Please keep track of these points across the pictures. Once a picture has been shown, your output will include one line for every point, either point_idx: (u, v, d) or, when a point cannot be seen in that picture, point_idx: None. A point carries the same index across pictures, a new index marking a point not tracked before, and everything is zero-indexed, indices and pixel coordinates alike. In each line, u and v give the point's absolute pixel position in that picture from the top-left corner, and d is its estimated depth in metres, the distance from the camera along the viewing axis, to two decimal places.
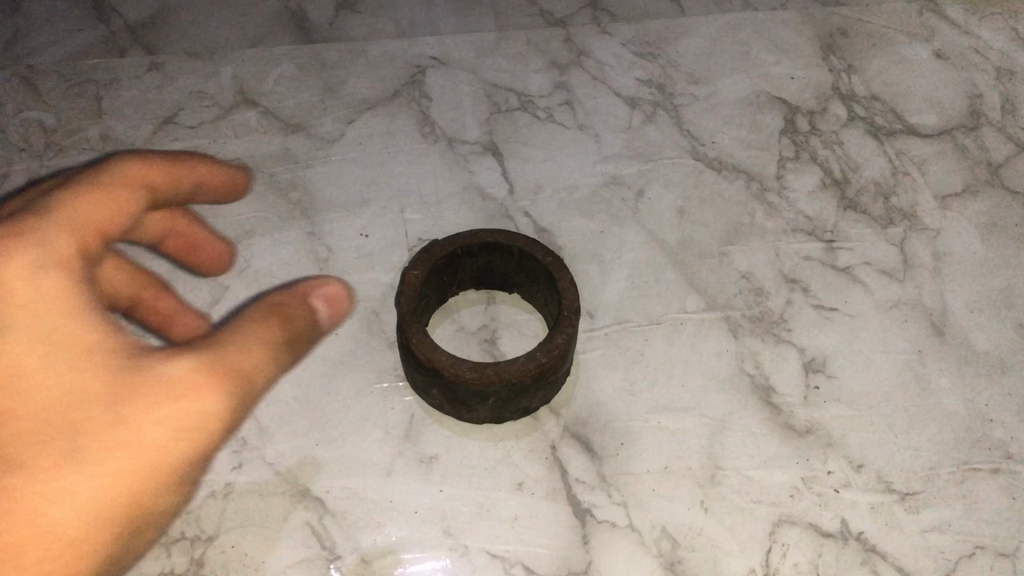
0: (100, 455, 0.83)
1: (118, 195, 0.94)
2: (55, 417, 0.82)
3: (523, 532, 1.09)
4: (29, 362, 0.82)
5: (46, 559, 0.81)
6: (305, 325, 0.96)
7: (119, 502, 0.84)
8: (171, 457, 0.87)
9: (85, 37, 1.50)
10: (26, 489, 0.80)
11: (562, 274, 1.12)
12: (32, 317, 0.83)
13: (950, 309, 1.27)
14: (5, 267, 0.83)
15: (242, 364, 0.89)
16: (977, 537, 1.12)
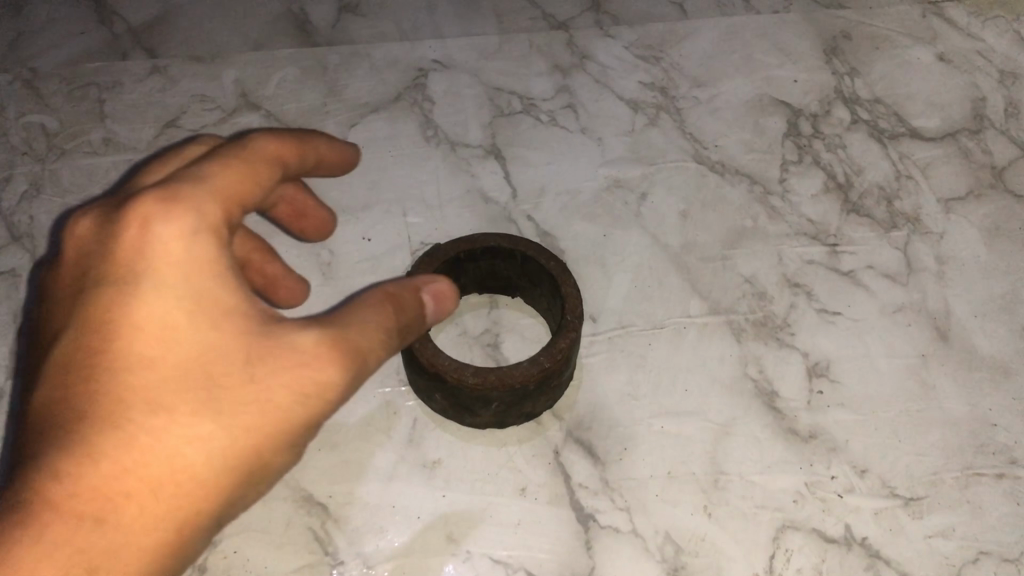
0: (228, 413, 0.81)
1: (267, 155, 0.91)
2: (189, 375, 0.81)
3: (526, 538, 1.09)
4: (169, 318, 0.81)
5: (166, 509, 0.80)
6: (419, 316, 0.92)
7: (237, 463, 0.82)
8: (294, 425, 0.84)
9: (87, 39, 1.50)
10: (151, 441, 0.79)
11: (564, 278, 1.12)
12: (165, 270, 0.82)
13: (954, 313, 1.27)
14: (161, 223, 0.82)
15: (363, 342, 0.86)
16: (981, 542, 1.12)
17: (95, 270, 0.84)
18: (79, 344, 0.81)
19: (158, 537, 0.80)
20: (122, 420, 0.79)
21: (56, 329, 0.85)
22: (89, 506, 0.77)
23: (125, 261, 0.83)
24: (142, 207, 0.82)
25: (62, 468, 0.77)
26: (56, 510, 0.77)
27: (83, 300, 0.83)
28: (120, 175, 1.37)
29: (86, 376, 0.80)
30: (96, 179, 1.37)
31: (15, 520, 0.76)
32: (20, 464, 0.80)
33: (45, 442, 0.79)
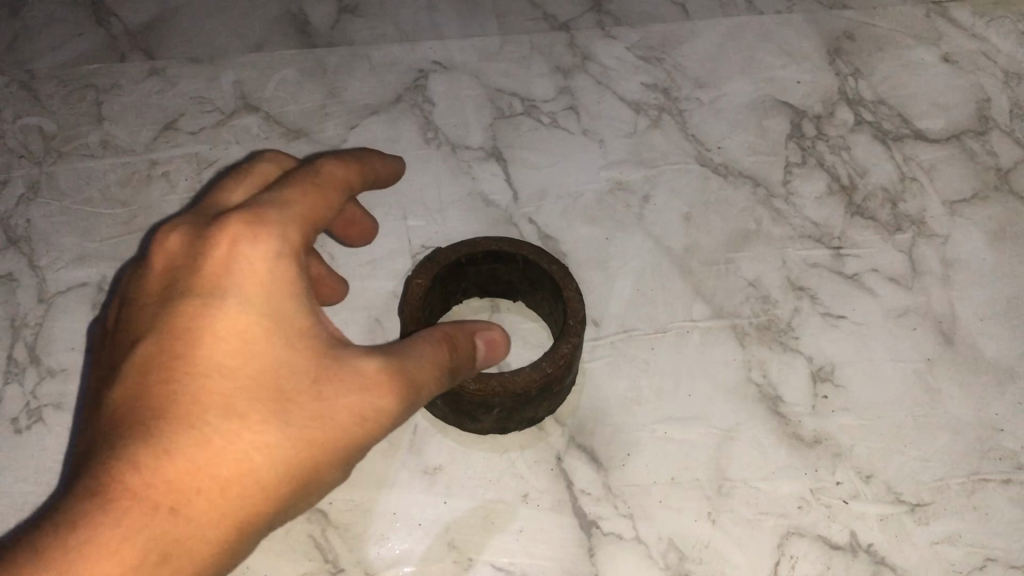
0: (296, 426, 0.82)
1: (342, 187, 0.94)
2: (264, 385, 0.82)
3: (528, 545, 1.08)
4: (248, 330, 0.82)
5: (231, 511, 0.80)
6: (471, 359, 0.95)
7: (301, 475, 0.83)
8: (355, 445, 0.84)
9: (84, 41, 1.49)
10: (226, 443, 0.80)
11: (566, 282, 1.11)
12: (249, 284, 0.83)
13: (959, 317, 1.26)
14: (248, 242, 0.84)
15: (424, 373, 0.88)
16: (988, 548, 1.11)
17: (177, 278, 0.85)
18: (160, 346, 0.82)
19: (221, 536, 0.80)
20: (200, 421, 0.80)
21: (130, 331, 0.85)
22: (161, 500, 0.77)
23: (209, 273, 0.84)
24: (230, 225, 0.84)
25: (139, 461, 0.78)
26: (128, 500, 0.77)
27: (163, 307, 0.84)
28: (118, 178, 1.36)
29: (167, 377, 0.81)
30: (94, 182, 1.36)
31: (86, 506, 0.76)
32: (90, 455, 0.80)
33: (120, 436, 0.79)
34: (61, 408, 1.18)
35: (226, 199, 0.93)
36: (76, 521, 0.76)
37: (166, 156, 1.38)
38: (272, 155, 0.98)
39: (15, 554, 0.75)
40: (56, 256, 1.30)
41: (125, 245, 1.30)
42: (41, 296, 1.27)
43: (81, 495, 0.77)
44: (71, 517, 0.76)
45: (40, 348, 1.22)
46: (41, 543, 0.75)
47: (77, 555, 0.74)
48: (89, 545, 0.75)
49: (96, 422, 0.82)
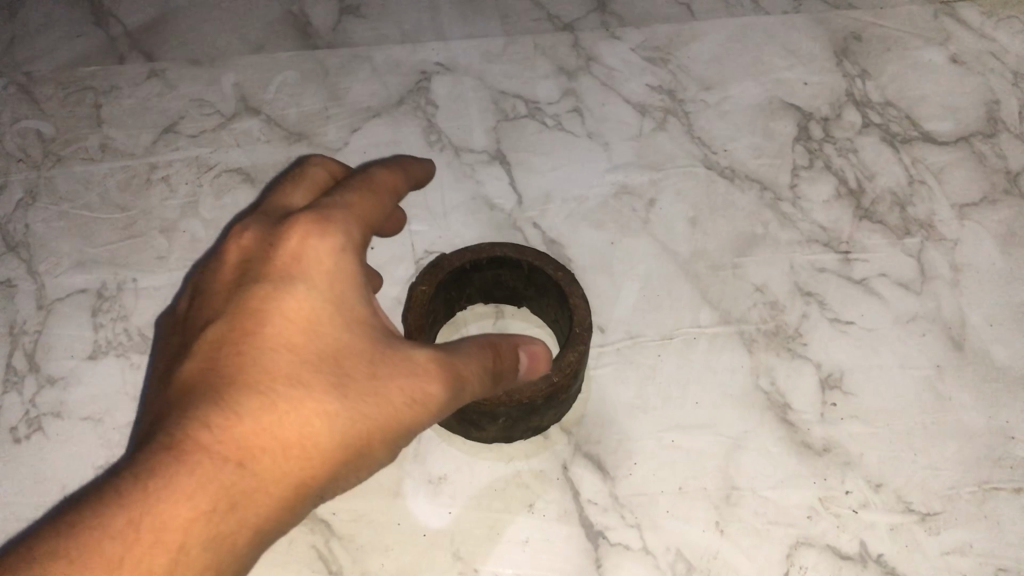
0: (355, 401, 0.81)
1: (394, 193, 0.94)
2: (326, 362, 0.81)
3: (535, 556, 1.07)
4: (312, 313, 0.82)
5: (291, 476, 0.79)
6: (513, 370, 0.94)
7: (356, 451, 0.82)
8: (408, 428, 0.83)
9: (82, 42, 1.47)
10: (291, 412, 0.79)
11: (573, 289, 1.09)
12: (317, 272, 0.84)
13: (969, 322, 1.24)
14: (317, 235, 0.84)
15: (472, 368, 0.87)
16: (998, 558, 1.10)
17: (246, 265, 0.86)
18: (230, 325, 0.82)
19: (281, 500, 0.79)
20: (267, 390, 0.80)
21: (199, 314, 0.86)
22: (230, 460, 0.77)
23: (279, 262, 0.84)
24: (300, 220, 0.85)
25: (208, 422, 0.77)
26: (199, 454, 0.76)
27: (234, 292, 0.84)
28: (117, 182, 1.35)
29: (235, 350, 0.81)
30: (93, 187, 1.35)
31: (157, 458, 0.75)
32: (157, 418, 0.79)
33: (189, 400, 0.79)
34: (60, 416, 1.17)
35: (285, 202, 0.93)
36: (149, 470, 0.74)
37: (166, 159, 1.37)
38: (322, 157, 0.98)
39: (88, 500, 0.73)
40: (54, 262, 1.28)
41: (125, 251, 1.29)
42: (40, 302, 1.25)
43: (152, 448, 0.76)
44: (144, 466, 0.75)
45: (39, 356, 1.21)
46: (115, 489, 0.73)
47: (151, 500, 0.73)
48: (162, 492, 0.74)
49: (162, 392, 0.81)
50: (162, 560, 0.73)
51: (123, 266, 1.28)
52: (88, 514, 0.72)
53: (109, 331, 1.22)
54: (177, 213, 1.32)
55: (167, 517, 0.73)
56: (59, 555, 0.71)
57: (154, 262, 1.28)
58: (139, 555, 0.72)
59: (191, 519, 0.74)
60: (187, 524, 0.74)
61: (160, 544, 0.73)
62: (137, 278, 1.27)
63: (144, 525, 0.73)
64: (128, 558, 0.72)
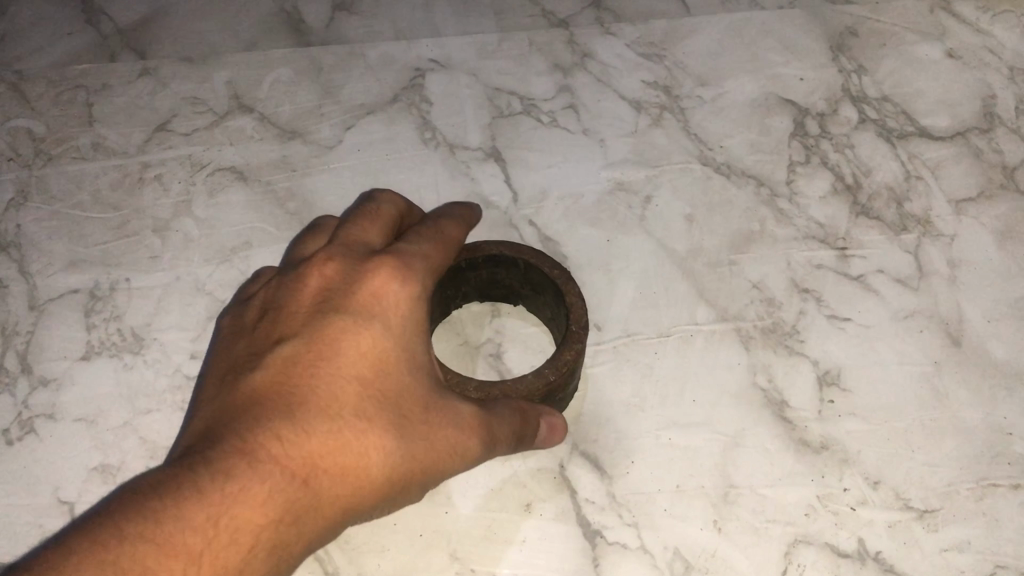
0: (409, 442, 0.85)
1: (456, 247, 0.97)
2: (390, 401, 0.85)
3: (532, 556, 1.07)
4: (385, 352, 0.86)
5: (344, 501, 0.83)
6: (534, 437, 0.99)
7: (399, 487, 0.86)
8: (445, 473, 0.88)
9: (74, 39, 1.46)
10: (355, 440, 0.83)
11: (569, 287, 1.08)
12: (391, 316, 0.87)
13: (967, 319, 1.24)
14: (399, 281, 0.88)
15: (507, 428, 0.92)
16: (997, 555, 1.10)
17: (322, 294, 0.89)
18: (305, 348, 0.85)
19: (331, 521, 0.83)
20: (336, 416, 0.83)
21: (270, 332, 0.88)
22: (297, 474, 0.80)
23: (356, 299, 0.88)
24: (384, 263, 0.89)
25: (280, 436, 0.81)
26: (273, 465, 0.79)
27: (310, 319, 0.87)
28: (110, 181, 1.34)
29: (309, 374, 0.84)
30: (85, 186, 1.34)
31: (235, 462, 0.78)
32: (228, 422, 0.82)
33: (262, 412, 0.82)
34: (53, 418, 1.16)
35: (363, 233, 0.93)
36: (227, 472, 0.77)
37: (159, 158, 1.36)
38: (392, 195, 0.98)
39: (169, 487, 0.75)
40: (47, 262, 1.27)
41: (117, 251, 1.28)
42: (32, 302, 1.24)
43: (228, 451, 0.79)
44: (223, 468, 0.78)
45: (31, 357, 1.20)
46: (196, 482, 0.76)
47: (228, 501, 0.76)
48: (240, 495, 0.77)
49: (229, 398, 0.84)
50: (233, 558, 0.76)
51: (115, 266, 1.27)
52: (171, 503, 0.74)
53: (102, 331, 1.22)
54: (170, 212, 1.31)
55: (242, 519, 0.76)
56: (143, 537, 0.73)
57: (147, 262, 1.27)
58: (215, 550, 0.75)
59: (261, 524, 0.77)
60: (258, 528, 0.77)
61: (232, 543, 0.76)
62: (130, 277, 1.26)
63: (223, 522, 0.75)
64: (205, 550, 0.74)
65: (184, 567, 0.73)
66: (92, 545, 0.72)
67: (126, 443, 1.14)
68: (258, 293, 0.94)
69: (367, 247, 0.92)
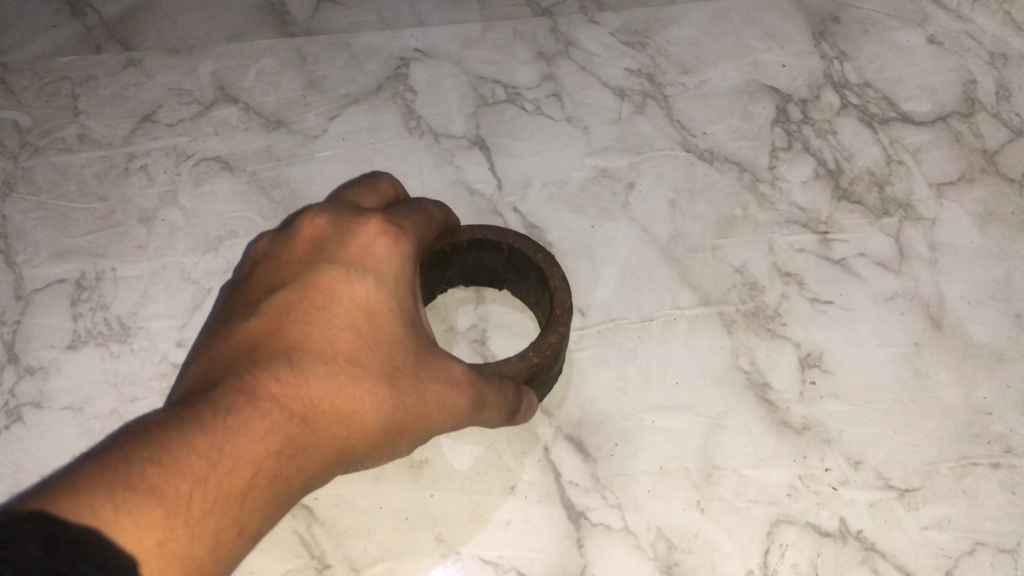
0: (402, 390, 0.86)
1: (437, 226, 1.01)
2: (385, 349, 0.86)
3: (515, 537, 1.08)
4: (377, 303, 0.87)
5: (338, 444, 0.84)
6: (518, 412, 1.01)
7: (392, 436, 0.87)
8: (437, 426, 0.89)
9: (58, 31, 1.46)
10: (351, 386, 0.84)
11: (553, 271, 1.09)
12: (383, 270, 0.88)
13: (947, 300, 1.25)
14: (390, 236, 0.90)
15: (496, 392, 0.93)
16: (978, 533, 1.11)
17: (315, 247, 0.90)
18: (299, 296, 0.87)
19: (326, 464, 0.84)
20: (331, 361, 0.84)
21: (264, 284, 0.90)
22: (295, 413, 0.81)
23: (349, 250, 0.89)
24: (375, 218, 0.91)
25: (278, 377, 0.82)
26: (271, 403, 0.80)
27: (304, 268, 0.89)
28: (95, 171, 1.35)
29: (305, 320, 0.85)
30: (71, 176, 1.34)
31: (235, 399, 0.79)
32: (226, 366, 0.83)
33: (259, 356, 0.83)
34: (40, 406, 1.16)
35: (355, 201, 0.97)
36: (228, 407, 0.78)
37: (145, 148, 1.37)
38: (390, 177, 1.02)
39: (173, 420, 0.76)
40: (33, 252, 1.28)
41: (103, 241, 1.29)
42: (18, 292, 1.25)
43: (229, 390, 0.79)
44: (223, 404, 0.78)
45: (18, 346, 1.21)
46: (199, 415, 0.77)
47: (230, 432, 0.77)
48: (241, 428, 0.77)
49: (224, 344, 0.85)
50: (235, 488, 0.76)
51: (102, 255, 1.28)
52: (175, 432, 0.75)
53: (89, 320, 1.22)
54: (156, 201, 1.32)
55: (243, 451, 0.77)
56: (152, 459, 0.73)
57: (133, 251, 1.28)
58: (219, 475, 0.75)
59: (261, 456, 0.78)
60: (259, 460, 0.78)
61: (234, 473, 0.76)
62: (117, 267, 1.26)
63: (225, 452, 0.76)
64: (208, 476, 0.74)
65: (191, 489, 0.73)
66: (100, 467, 0.71)
67: (114, 430, 1.14)
68: (251, 253, 0.95)
69: (360, 207, 0.94)
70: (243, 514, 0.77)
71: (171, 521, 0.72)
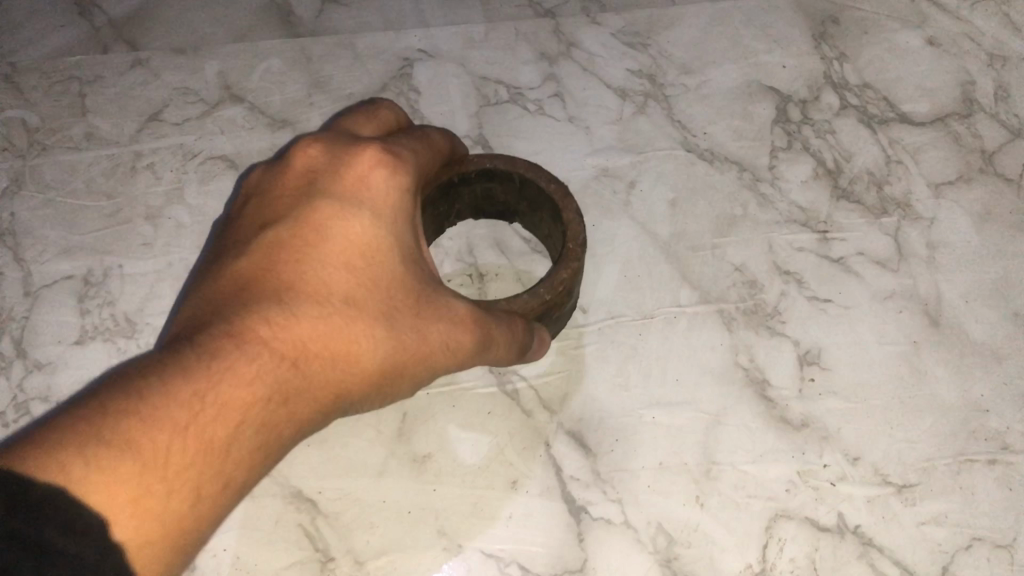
0: (400, 330, 0.88)
1: (440, 154, 1.01)
2: (381, 288, 0.87)
3: (516, 530, 1.10)
4: (372, 239, 0.88)
5: (333, 385, 0.85)
6: (528, 349, 1.02)
7: (388, 377, 0.89)
8: (435, 365, 0.91)
9: (66, 31, 1.48)
10: (346, 327, 0.85)
11: (566, 204, 1.08)
12: (380, 203, 0.89)
13: (945, 299, 1.26)
14: (387, 168, 0.90)
15: (502, 332, 0.95)
16: (975, 528, 1.12)
17: (309, 180, 0.90)
18: (292, 233, 0.87)
19: (320, 406, 0.85)
20: (325, 302, 0.85)
21: (257, 219, 0.90)
22: (287, 355, 0.82)
23: (344, 184, 0.89)
24: (371, 149, 0.91)
25: (268, 318, 0.82)
26: (261, 346, 0.80)
27: (297, 203, 0.89)
28: (103, 170, 1.36)
29: (298, 259, 0.86)
30: (78, 174, 1.36)
31: (223, 342, 0.79)
32: (217, 306, 0.83)
33: (250, 297, 0.83)
34: (48, 401, 1.18)
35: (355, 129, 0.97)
36: (215, 351, 0.78)
37: (151, 147, 1.38)
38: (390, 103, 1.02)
39: (156, 367, 0.75)
40: (41, 250, 1.30)
41: (110, 238, 1.31)
42: (27, 289, 1.27)
43: (217, 333, 0.79)
44: (209, 349, 0.78)
45: (26, 341, 1.23)
46: (183, 361, 0.76)
47: (216, 378, 0.76)
48: (229, 373, 0.77)
49: (216, 284, 0.85)
50: (222, 434, 0.76)
51: (109, 252, 1.29)
52: (159, 379, 0.74)
53: (96, 316, 1.24)
54: (162, 199, 1.34)
55: (231, 397, 0.77)
56: (129, 410, 0.72)
57: (140, 249, 1.29)
58: (204, 424, 0.75)
59: (250, 402, 0.78)
60: (247, 406, 0.78)
61: (222, 418, 0.76)
62: (123, 264, 1.28)
63: (210, 398, 0.75)
64: (191, 425, 0.74)
65: (171, 439, 0.72)
66: (74, 418, 0.70)
67: None
68: (245, 185, 0.96)
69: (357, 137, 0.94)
70: (231, 461, 0.77)
71: (148, 475, 0.71)
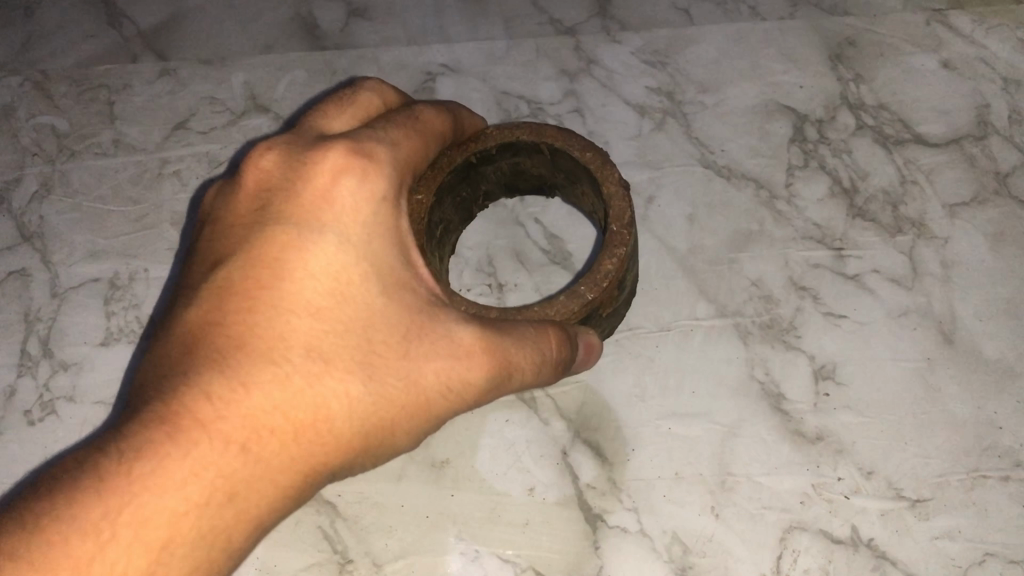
0: (379, 379, 0.89)
1: (435, 132, 1.00)
2: (353, 334, 0.89)
3: (534, 536, 1.12)
4: (338, 268, 0.89)
5: (301, 457, 0.86)
6: (576, 359, 1.03)
7: (376, 433, 0.90)
8: (434, 410, 0.91)
9: (95, 40, 1.51)
10: (306, 391, 0.86)
11: (605, 172, 1.08)
12: (346, 219, 0.90)
13: (960, 317, 1.27)
14: (352, 179, 0.90)
15: (526, 354, 0.94)
16: (987, 543, 1.14)
17: (261, 205, 0.92)
18: (248, 278, 0.89)
19: (288, 485, 0.85)
20: (282, 361, 0.86)
21: (213, 255, 0.92)
22: (231, 441, 0.82)
23: (307, 207, 0.90)
24: (336, 157, 0.90)
25: (213, 392, 0.83)
26: (197, 436, 0.81)
27: (253, 232, 0.91)
28: (130, 175, 1.40)
29: (251, 311, 0.87)
30: (106, 179, 1.40)
31: (153, 436, 0.80)
32: (164, 375, 0.85)
33: (193, 368, 0.85)
34: (73, 400, 1.22)
35: (328, 122, 0.99)
36: (140, 450, 0.79)
37: (177, 154, 1.41)
38: (373, 84, 1.03)
39: (65, 487, 0.77)
40: (68, 252, 1.34)
41: (136, 243, 1.33)
42: (55, 290, 1.31)
43: (147, 425, 0.81)
44: (133, 449, 0.79)
45: (53, 342, 1.27)
46: (100, 473, 0.78)
47: (134, 491, 0.78)
48: (151, 481, 0.78)
49: (170, 344, 0.87)
50: (143, 555, 0.77)
51: (135, 256, 1.32)
52: (62, 505, 0.76)
53: (121, 318, 1.27)
54: (187, 205, 1.36)
55: (154, 507, 0.78)
56: (21, 554, 0.74)
57: (165, 253, 1.32)
58: (115, 550, 0.76)
59: (180, 512, 0.79)
60: (175, 515, 0.79)
61: (150, 527, 0.78)
62: (149, 267, 1.31)
63: (125, 515, 0.77)
64: (99, 555, 0.76)
65: None
66: None
67: None
68: (203, 206, 0.98)
69: (321, 138, 0.94)
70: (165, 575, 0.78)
71: None
